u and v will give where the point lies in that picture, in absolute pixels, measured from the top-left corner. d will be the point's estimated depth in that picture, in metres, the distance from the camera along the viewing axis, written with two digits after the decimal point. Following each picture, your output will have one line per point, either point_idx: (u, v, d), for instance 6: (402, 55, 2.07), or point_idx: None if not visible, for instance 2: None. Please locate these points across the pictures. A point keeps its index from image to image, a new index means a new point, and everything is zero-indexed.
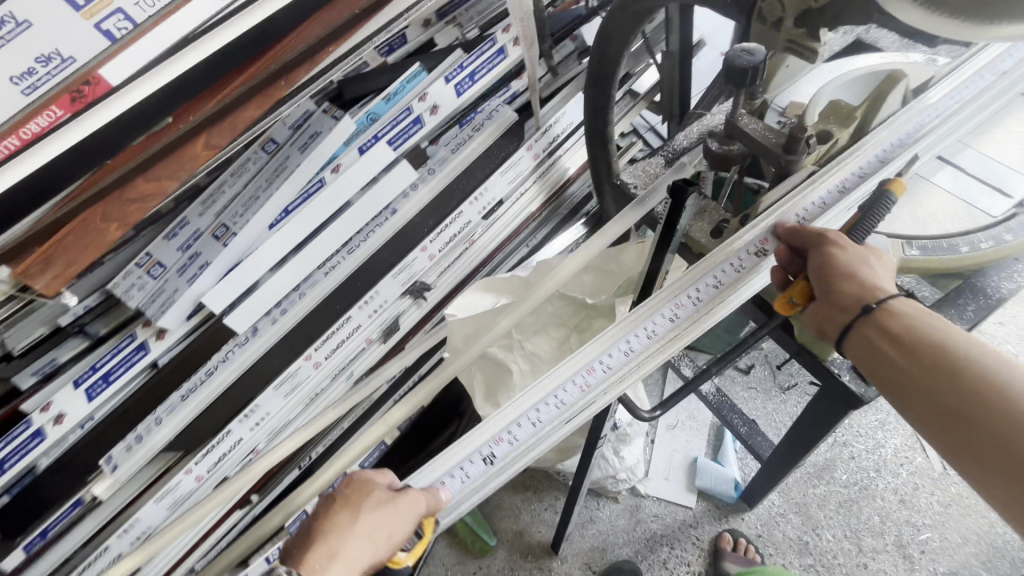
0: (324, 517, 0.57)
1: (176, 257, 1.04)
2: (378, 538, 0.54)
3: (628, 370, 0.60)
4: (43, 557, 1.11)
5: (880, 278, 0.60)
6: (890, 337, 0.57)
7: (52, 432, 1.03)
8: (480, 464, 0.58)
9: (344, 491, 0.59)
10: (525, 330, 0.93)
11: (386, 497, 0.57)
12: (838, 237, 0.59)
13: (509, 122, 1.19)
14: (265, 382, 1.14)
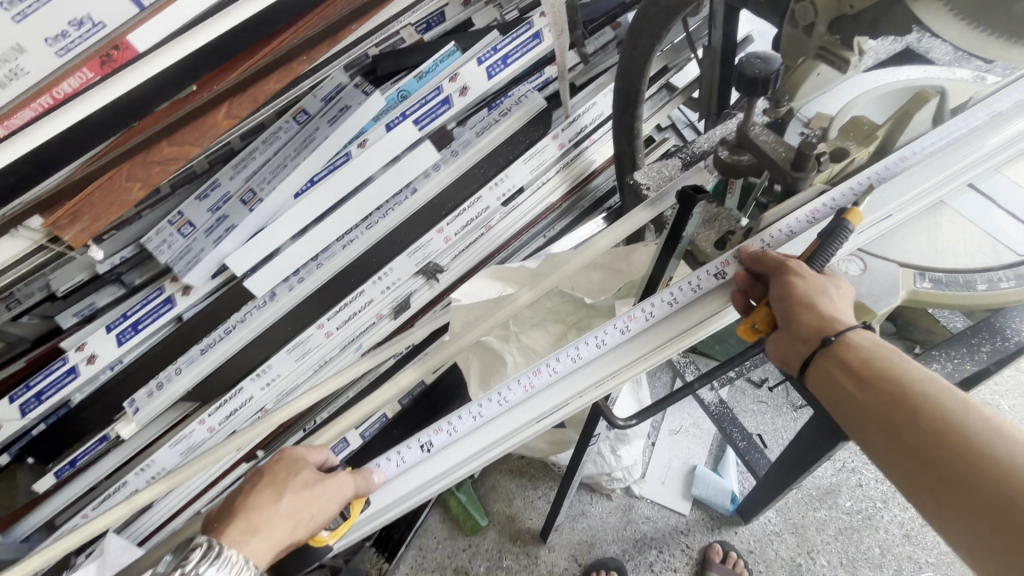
0: (247, 493, 0.58)
1: (206, 219, 1.13)
2: (301, 518, 0.55)
3: (573, 375, 0.61)
4: (73, 483, 1.22)
5: (842, 307, 0.54)
6: (851, 372, 0.52)
7: (85, 369, 1.14)
8: (416, 449, 0.63)
9: (271, 469, 0.60)
10: (522, 322, 0.95)
11: (314, 477, 0.59)
12: (799, 265, 0.55)
13: (537, 109, 1.17)
14: (278, 345, 1.17)
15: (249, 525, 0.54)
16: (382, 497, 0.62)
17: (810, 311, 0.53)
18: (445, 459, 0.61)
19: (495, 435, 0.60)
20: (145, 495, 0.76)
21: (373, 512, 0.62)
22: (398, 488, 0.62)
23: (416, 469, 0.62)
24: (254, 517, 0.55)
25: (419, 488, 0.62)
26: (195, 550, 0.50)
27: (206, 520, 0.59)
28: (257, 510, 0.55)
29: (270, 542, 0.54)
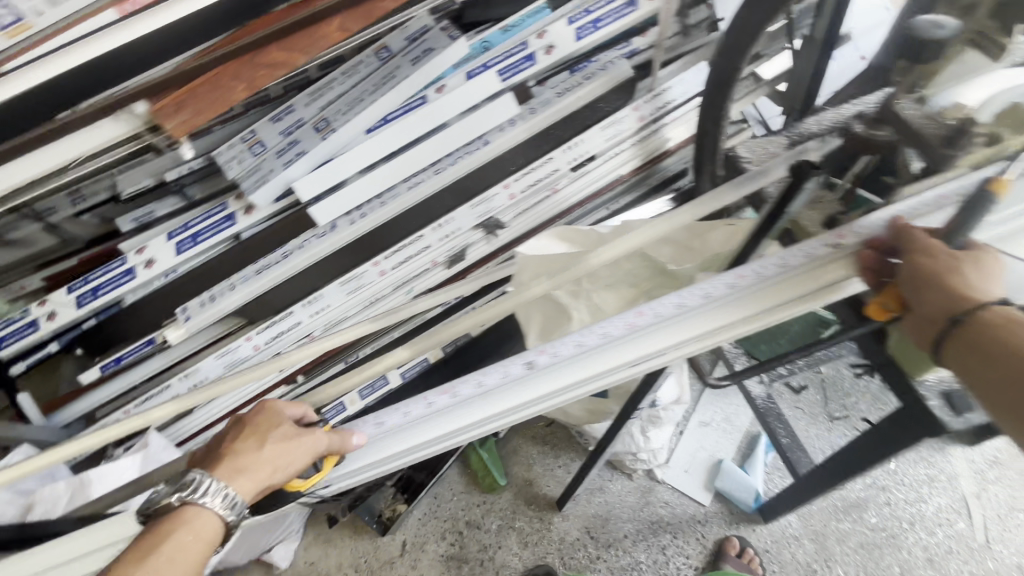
0: (231, 441, 0.69)
1: (277, 140, 1.13)
2: (278, 466, 0.66)
3: (676, 318, 0.62)
4: (115, 380, 1.26)
5: (986, 281, 0.51)
6: (988, 349, 0.48)
7: (141, 273, 1.19)
8: (510, 372, 0.67)
9: (254, 421, 0.70)
10: (596, 281, 0.93)
11: (291, 435, 0.68)
12: (930, 243, 0.53)
13: (622, 77, 1.13)
14: (332, 277, 1.18)
15: (231, 470, 0.65)
16: (484, 410, 0.65)
17: (947, 284, 0.51)
18: (541, 385, 0.65)
19: (594, 369, 0.63)
20: (205, 392, 0.79)
21: (465, 426, 0.66)
22: (493, 405, 0.66)
23: (508, 390, 0.65)
24: (239, 461, 0.65)
25: (513, 407, 0.65)
26: (189, 485, 0.63)
27: (196, 459, 0.70)
28: (240, 456, 0.66)
29: (250, 484, 0.64)
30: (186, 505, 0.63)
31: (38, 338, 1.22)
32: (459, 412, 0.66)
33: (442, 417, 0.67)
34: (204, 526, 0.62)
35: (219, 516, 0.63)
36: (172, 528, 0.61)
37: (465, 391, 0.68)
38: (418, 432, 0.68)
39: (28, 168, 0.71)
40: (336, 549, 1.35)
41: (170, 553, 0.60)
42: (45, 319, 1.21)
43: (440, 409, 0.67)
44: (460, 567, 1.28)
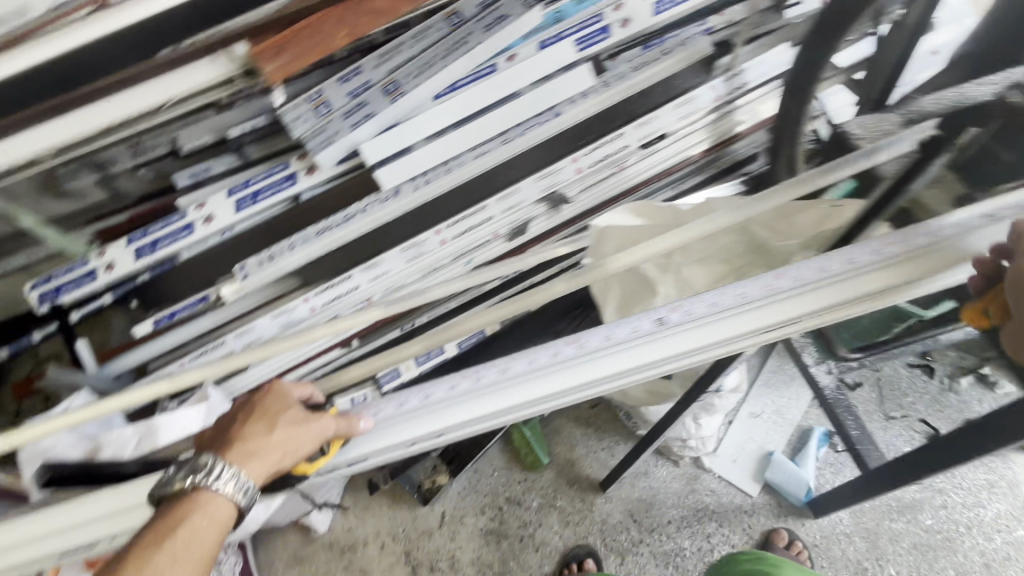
0: (241, 423, 0.70)
1: (344, 102, 1.07)
2: (288, 450, 0.67)
3: (820, 283, 0.59)
4: (167, 335, 1.27)
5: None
6: None
7: (200, 229, 1.20)
8: (624, 333, 0.64)
9: (262, 404, 0.71)
10: (688, 255, 0.89)
11: (300, 419, 0.69)
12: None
13: (700, 55, 1.11)
14: (392, 242, 1.18)
15: (243, 453, 0.66)
16: (599, 367, 0.62)
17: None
18: (660, 345, 0.61)
19: (720, 333, 0.60)
20: (281, 345, 0.78)
21: (576, 385, 0.62)
22: (607, 364, 0.62)
23: (626, 347, 0.61)
24: (251, 444, 0.67)
25: (631, 366, 0.61)
26: (201, 470, 0.65)
27: (206, 439, 0.72)
28: (250, 439, 0.67)
29: (262, 467, 0.66)
30: (201, 490, 0.65)
31: (95, 289, 1.23)
32: (568, 369, 0.63)
33: (550, 373, 0.63)
34: (216, 511, 0.66)
35: (231, 499, 0.66)
36: (187, 512, 0.65)
37: (578, 349, 0.64)
38: (522, 388, 0.63)
39: (124, 106, 0.71)
40: (374, 516, 1.36)
41: (185, 539, 0.64)
42: (103, 271, 1.21)
43: (547, 366, 0.64)
44: (499, 541, 1.28)
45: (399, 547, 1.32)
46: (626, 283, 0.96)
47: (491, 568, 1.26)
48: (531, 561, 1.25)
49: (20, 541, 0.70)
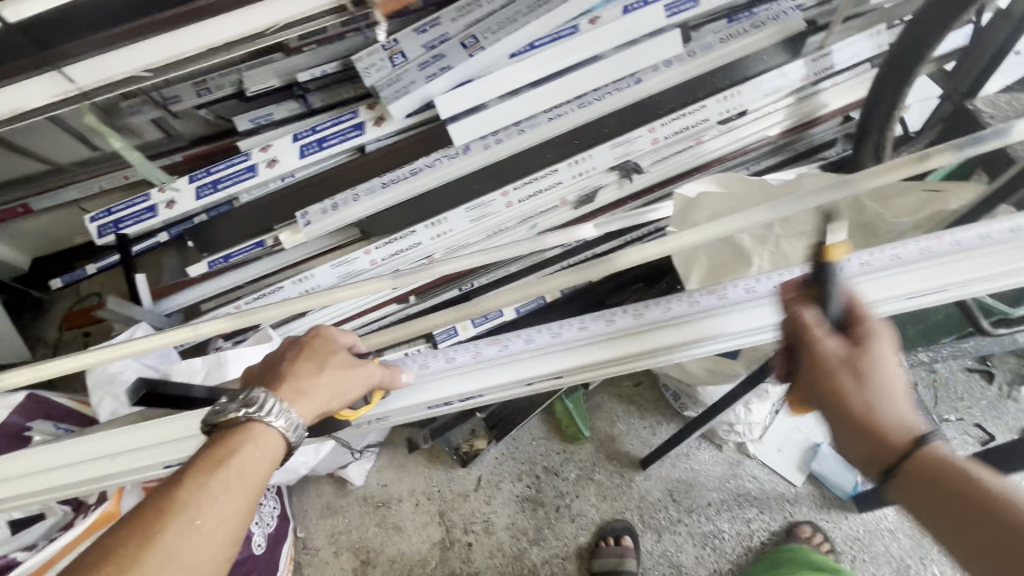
0: (285, 362, 0.62)
1: (420, 53, 1.08)
2: (338, 393, 0.61)
3: (983, 251, 0.61)
4: (220, 277, 1.26)
5: (891, 361, 0.52)
6: (891, 449, 0.50)
7: (262, 171, 1.19)
8: (695, 302, 0.67)
9: (310, 345, 0.63)
10: (789, 227, 0.82)
11: (351, 363, 0.63)
12: (820, 330, 0.53)
13: (793, 30, 1.09)
14: (460, 201, 1.15)
15: (295, 391, 0.59)
16: (677, 334, 0.65)
17: (855, 392, 0.51)
18: (737, 318, 0.65)
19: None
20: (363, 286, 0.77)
21: (655, 350, 0.66)
22: (685, 332, 0.65)
23: (706, 318, 0.65)
24: (302, 383, 0.59)
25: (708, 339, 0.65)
26: (252, 402, 0.57)
27: (248, 377, 0.64)
28: (300, 379, 0.60)
29: (312, 409, 0.59)
30: (252, 423, 0.57)
31: (154, 225, 1.24)
32: (645, 334, 0.66)
33: (633, 335, 0.66)
34: (270, 444, 0.57)
35: (281, 437, 0.58)
36: (239, 444, 0.56)
37: (654, 313, 0.67)
38: (603, 348, 0.66)
39: (236, 25, 0.69)
40: (409, 475, 1.36)
41: (239, 469, 0.55)
42: (164, 207, 1.22)
43: (627, 328, 0.67)
44: (535, 509, 1.29)
45: (434, 507, 1.33)
46: (715, 253, 0.84)
47: (526, 535, 1.27)
48: (566, 530, 1.26)
49: (102, 455, 0.71)
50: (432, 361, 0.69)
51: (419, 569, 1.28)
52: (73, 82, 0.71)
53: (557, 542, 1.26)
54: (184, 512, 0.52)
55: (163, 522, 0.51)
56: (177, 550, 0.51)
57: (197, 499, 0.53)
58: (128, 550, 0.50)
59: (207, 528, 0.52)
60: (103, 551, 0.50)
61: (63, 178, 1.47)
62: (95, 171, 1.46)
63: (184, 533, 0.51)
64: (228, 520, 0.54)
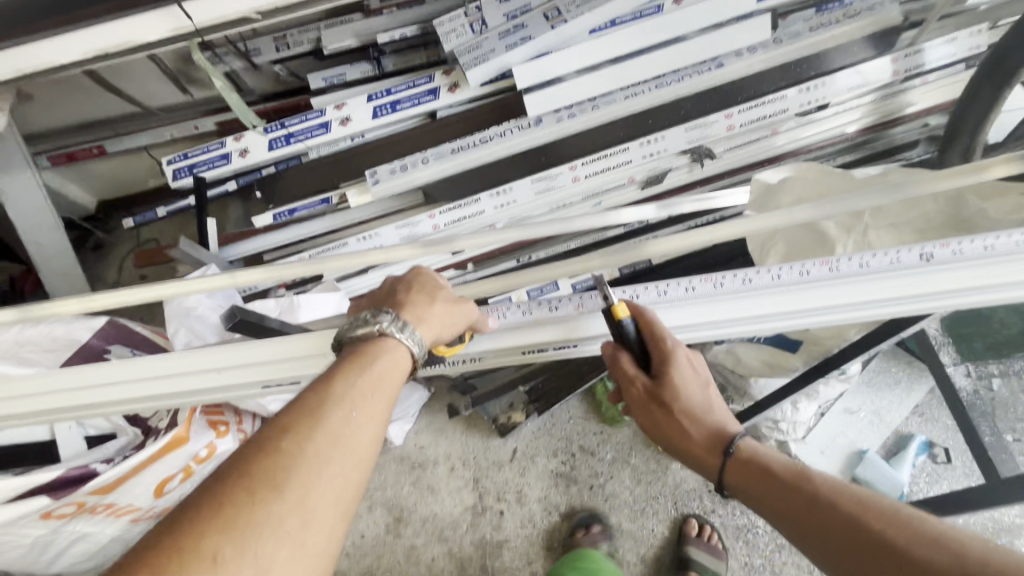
0: (402, 293, 0.67)
1: (502, 22, 1.09)
2: (450, 321, 0.65)
3: None
4: (284, 230, 1.29)
5: (688, 383, 0.67)
6: (700, 450, 0.67)
7: (334, 129, 1.21)
8: (801, 272, 0.65)
9: (421, 280, 0.68)
10: (879, 218, 0.81)
11: (458, 298, 0.67)
12: (635, 372, 0.68)
13: (888, 25, 1.05)
14: (527, 172, 1.15)
15: (418, 314, 0.63)
16: (770, 303, 0.64)
17: (666, 413, 0.68)
18: (837, 291, 0.63)
19: (904, 288, 0.62)
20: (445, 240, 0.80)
21: (750, 316, 0.65)
22: (781, 302, 0.64)
23: (804, 288, 0.64)
24: (422, 308, 0.64)
25: (802, 310, 0.64)
26: (383, 318, 0.61)
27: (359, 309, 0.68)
28: (419, 305, 0.64)
29: (432, 332, 0.63)
30: (385, 337, 0.60)
31: (225, 173, 1.27)
32: (741, 299, 0.65)
33: (727, 300, 0.65)
34: (402, 358, 0.60)
35: (408, 353, 0.62)
36: (377, 353, 0.59)
37: (753, 280, 0.65)
38: (691, 312, 0.66)
39: None
40: (446, 439, 1.39)
41: (380, 374, 0.58)
42: (237, 156, 1.24)
43: (728, 292, 0.66)
44: (568, 485, 1.30)
45: (469, 473, 1.35)
46: (791, 234, 0.85)
47: (558, 509, 1.29)
48: (598, 509, 1.27)
49: (188, 372, 0.75)
50: (536, 308, 0.71)
51: (450, 530, 1.31)
52: (190, 18, 0.74)
53: (588, 519, 1.27)
54: (344, 402, 0.53)
55: (325, 408, 0.52)
56: (341, 434, 0.51)
57: (352, 392, 0.54)
58: (299, 428, 0.50)
59: (363, 420, 0.54)
60: (276, 430, 0.50)
61: (139, 123, 1.52)
62: (169, 120, 1.52)
63: (346, 421, 0.52)
64: (377, 419, 0.55)
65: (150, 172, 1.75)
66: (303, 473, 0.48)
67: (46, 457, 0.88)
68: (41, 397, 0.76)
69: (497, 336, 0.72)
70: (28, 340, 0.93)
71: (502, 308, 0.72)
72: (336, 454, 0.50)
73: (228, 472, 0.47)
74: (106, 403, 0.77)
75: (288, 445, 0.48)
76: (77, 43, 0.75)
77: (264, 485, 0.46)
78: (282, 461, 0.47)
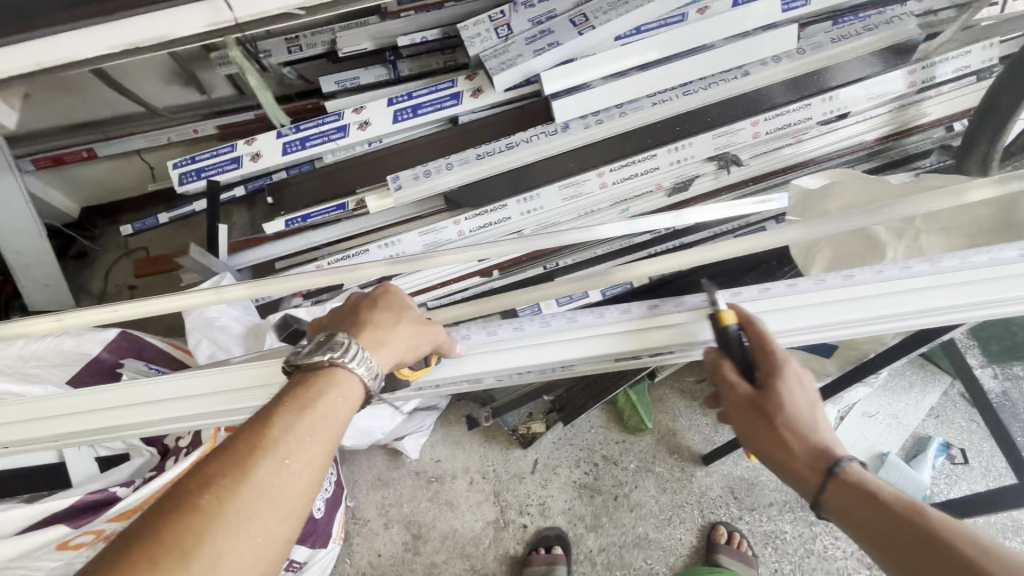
0: (360, 313, 0.59)
1: (528, 27, 1.08)
2: (413, 345, 0.58)
3: None
4: (299, 236, 1.24)
5: (797, 398, 0.61)
6: (803, 471, 0.60)
7: (353, 133, 1.18)
8: (904, 270, 0.63)
9: (383, 297, 0.60)
10: (925, 223, 0.82)
11: (422, 319, 0.60)
12: (737, 378, 0.63)
13: (904, 38, 1.09)
14: (554, 178, 1.13)
15: (378, 337, 0.56)
16: (862, 308, 0.61)
17: (766, 426, 0.62)
18: (920, 296, 0.61)
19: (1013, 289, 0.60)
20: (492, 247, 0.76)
21: (828, 321, 0.62)
22: (867, 305, 0.62)
23: (887, 291, 0.61)
24: (381, 331, 0.56)
25: (887, 315, 0.62)
26: (335, 346, 0.53)
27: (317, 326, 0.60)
28: (378, 328, 0.57)
29: (392, 357, 0.56)
30: (336, 367, 0.53)
31: (235, 177, 1.21)
32: (838, 301, 0.62)
33: (804, 304, 0.63)
34: (352, 393, 0.53)
35: (360, 384, 0.54)
36: (326, 387, 0.51)
37: (827, 281, 0.64)
38: (769, 319, 0.63)
39: None
40: (464, 452, 1.35)
41: (326, 411, 0.50)
42: (249, 160, 1.19)
43: (825, 291, 0.63)
44: (592, 496, 1.28)
45: (489, 486, 1.32)
46: (842, 244, 0.84)
47: (583, 520, 1.26)
48: (624, 519, 1.25)
49: (218, 389, 0.67)
50: (636, 308, 0.68)
51: (472, 547, 1.27)
52: (230, 11, 0.71)
53: (615, 530, 1.24)
54: (275, 449, 0.46)
55: (254, 456, 0.45)
56: (268, 486, 0.45)
57: (288, 436, 0.47)
58: (221, 481, 0.44)
59: (298, 468, 0.47)
60: (189, 484, 0.43)
61: (132, 126, 1.45)
62: (158, 124, 1.44)
63: (275, 471, 0.46)
64: (317, 464, 0.48)
65: (141, 178, 1.67)
66: (216, 537, 0.42)
67: (55, 483, 0.81)
68: (54, 419, 0.67)
69: (581, 342, 0.65)
70: (33, 354, 0.86)
71: (601, 308, 0.68)
72: (261, 511, 0.44)
73: (134, 533, 0.41)
74: (123, 426, 0.68)
75: (203, 503, 0.42)
76: (102, 36, 0.70)
77: (169, 553, 0.40)
78: (193, 524, 0.41)
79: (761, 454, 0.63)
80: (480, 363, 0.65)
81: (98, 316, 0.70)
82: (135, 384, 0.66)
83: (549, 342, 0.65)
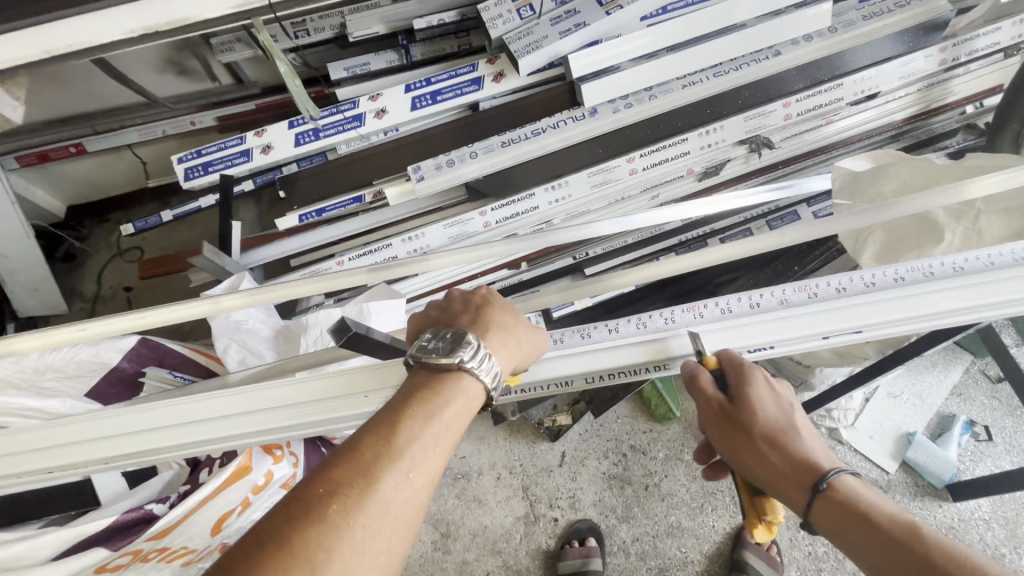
0: (476, 312, 0.56)
1: (553, 6, 1.01)
2: (526, 351, 0.56)
3: None
4: (314, 232, 1.19)
5: (770, 406, 0.59)
6: (784, 485, 0.57)
7: (369, 122, 1.11)
8: (1014, 255, 0.61)
9: (496, 298, 0.58)
10: (974, 204, 0.81)
11: (532, 324, 0.58)
12: (709, 387, 0.59)
13: (934, 15, 1.07)
14: (583, 164, 1.10)
15: (503, 339, 0.54)
16: (963, 296, 0.59)
17: (741, 436, 0.59)
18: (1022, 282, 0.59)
19: None
20: (548, 237, 0.72)
21: (920, 314, 0.59)
22: (975, 293, 0.59)
23: (987, 282, 0.59)
24: (504, 333, 0.54)
25: (992, 302, 0.59)
26: (466, 346, 0.50)
27: (423, 323, 0.57)
28: (502, 329, 0.54)
29: (511, 361, 0.54)
30: (463, 371, 0.50)
31: (244, 171, 1.15)
32: (942, 292, 0.59)
33: (903, 296, 0.60)
34: (475, 401, 0.50)
35: (482, 389, 0.51)
36: (451, 395, 0.49)
37: (933, 273, 0.62)
38: (867, 309, 0.60)
39: None
40: (489, 447, 1.33)
41: (450, 422, 0.48)
42: (259, 152, 1.12)
43: (938, 278, 0.61)
44: (623, 487, 1.27)
45: (517, 481, 1.29)
46: (896, 230, 0.85)
47: (615, 512, 1.25)
48: (656, 509, 1.25)
49: (271, 405, 0.63)
50: (736, 305, 0.65)
51: (504, 543, 1.25)
52: None
53: (647, 520, 1.24)
54: (401, 460, 0.44)
55: (379, 467, 0.43)
56: (393, 501, 0.43)
57: (412, 447, 0.45)
58: (349, 492, 0.41)
59: (419, 484, 0.45)
60: (319, 490, 0.41)
61: (123, 118, 1.36)
62: (154, 115, 1.35)
63: (400, 485, 0.43)
64: (435, 478, 0.46)
65: (132, 175, 1.58)
66: (344, 553, 0.39)
67: (82, 502, 0.76)
68: (85, 444, 0.63)
69: (657, 343, 0.63)
70: (50, 366, 0.80)
71: (698, 305, 0.66)
72: (384, 526, 0.42)
73: (260, 541, 0.39)
74: (155, 449, 0.63)
75: (332, 516, 0.40)
76: (121, 19, 0.66)
77: (298, 566, 0.38)
78: (323, 537, 0.39)
79: (739, 468, 0.60)
80: (550, 364, 0.63)
81: (130, 321, 0.66)
82: (170, 401, 0.62)
83: (620, 345, 0.63)
